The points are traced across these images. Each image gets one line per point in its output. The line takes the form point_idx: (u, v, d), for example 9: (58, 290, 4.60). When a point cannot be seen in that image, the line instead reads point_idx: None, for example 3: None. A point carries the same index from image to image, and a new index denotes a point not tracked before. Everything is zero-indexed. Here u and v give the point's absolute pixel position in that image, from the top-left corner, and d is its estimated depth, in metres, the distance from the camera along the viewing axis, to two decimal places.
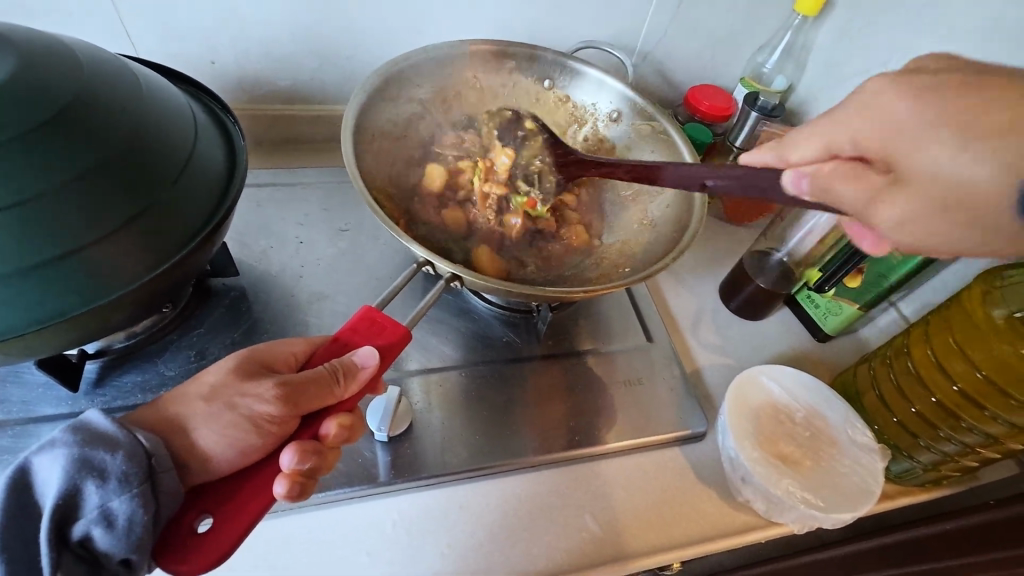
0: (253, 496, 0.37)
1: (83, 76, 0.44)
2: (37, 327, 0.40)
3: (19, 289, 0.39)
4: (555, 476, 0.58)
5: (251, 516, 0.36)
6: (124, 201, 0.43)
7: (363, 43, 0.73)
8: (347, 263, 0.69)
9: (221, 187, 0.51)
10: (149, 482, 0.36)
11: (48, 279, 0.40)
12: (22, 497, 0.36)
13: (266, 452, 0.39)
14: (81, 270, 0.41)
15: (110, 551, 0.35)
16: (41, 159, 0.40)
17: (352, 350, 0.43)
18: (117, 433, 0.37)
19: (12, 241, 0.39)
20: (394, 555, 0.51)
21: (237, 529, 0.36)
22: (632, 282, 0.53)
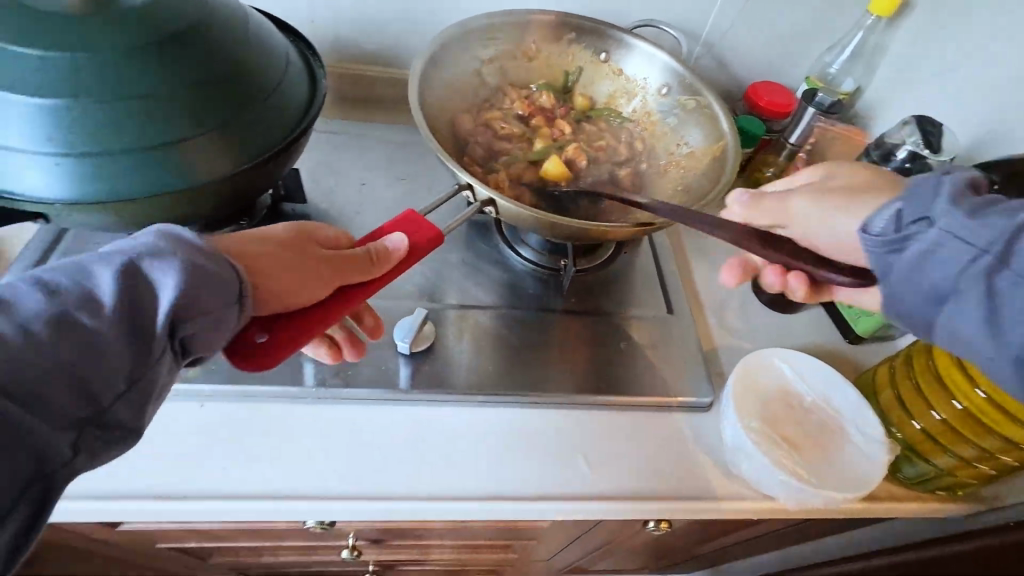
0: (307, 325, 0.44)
1: (205, 6, 0.54)
2: (142, 197, 0.49)
3: (133, 166, 0.49)
4: (555, 414, 0.62)
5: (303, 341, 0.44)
6: (221, 111, 0.52)
7: (442, 13, 0.81)
8: (400, 207, 0.77)
9: (299, 114, 0.59)
10: (233, 288, 0.40)
11: (154, 161, 0.49)
12: (128, 288, 0.37)
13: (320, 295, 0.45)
14: (180, 159, 0.51)
15: (191, 343, 0.39)
16: (163, 65, 0.49)
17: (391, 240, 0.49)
18: (193, 251, 0.39)
19: (133, 127, 0.48)
20: (402, 455, 0.57)
21: (284, 344, 0.42)
22: (656, 227, 0.57)
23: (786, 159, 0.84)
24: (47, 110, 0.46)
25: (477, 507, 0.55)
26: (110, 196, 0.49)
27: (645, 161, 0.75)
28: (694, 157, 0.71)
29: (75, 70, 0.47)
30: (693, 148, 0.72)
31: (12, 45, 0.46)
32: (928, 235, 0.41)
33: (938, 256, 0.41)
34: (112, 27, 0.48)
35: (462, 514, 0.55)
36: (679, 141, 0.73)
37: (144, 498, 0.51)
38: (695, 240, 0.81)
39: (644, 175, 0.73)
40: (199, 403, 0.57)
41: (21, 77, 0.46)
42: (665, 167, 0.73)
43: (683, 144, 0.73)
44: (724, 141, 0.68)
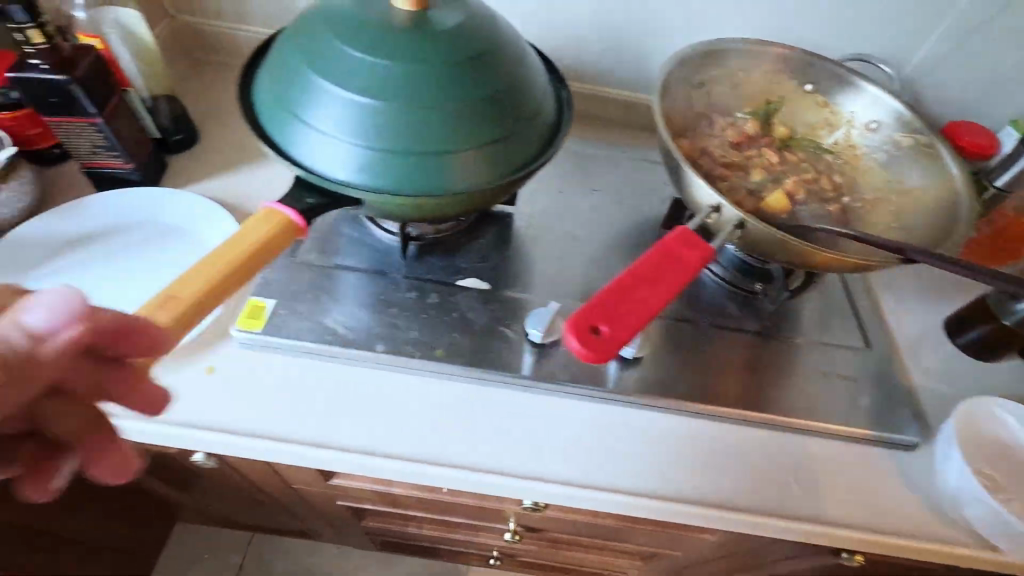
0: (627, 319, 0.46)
1: (496, 31, 0.60)
2: (413, 194, 0.58)
3: (413, 163, 0.58)
4: (754, 433, 0.65)
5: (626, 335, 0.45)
6: (490, 124, 0.59)
7: (647, 36, 0.85)
8: (595, 216, 0.81)
9: (548, 134, 0.64)
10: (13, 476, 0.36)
11: (427, 164, 0.58)
12: None
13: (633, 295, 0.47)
14: (449, 162, 0.59)
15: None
16: (453, 84, 0.57)
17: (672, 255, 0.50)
18: None
19: (421, 132, 0.57)
20: (620, 451, 0.62)
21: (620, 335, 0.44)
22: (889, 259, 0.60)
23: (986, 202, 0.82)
24: (360, 107, 0.56)
25: (685, 510, 0.59)
26: (388, 188, 0.58)
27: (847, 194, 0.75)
28: (906, 195, 0.71)
29: (390, 76, 0.56)
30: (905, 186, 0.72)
31: (347, 47, 0.56)
32: None
33: None
34: (423, 39, 0.56)
35: (673, 516, 0.59)
36: (891, 176, 0.74)
37: (404, 457, 0.58)
38: (881, 276, 0.81)
39: (849, 206, 0.73)
40: (441, 381, 0.63)
41: (349, 76, 0.56)
42: (870, 202, 0.73)
43: (895, 180, 0.73)
44: (951, 181, 0.69)
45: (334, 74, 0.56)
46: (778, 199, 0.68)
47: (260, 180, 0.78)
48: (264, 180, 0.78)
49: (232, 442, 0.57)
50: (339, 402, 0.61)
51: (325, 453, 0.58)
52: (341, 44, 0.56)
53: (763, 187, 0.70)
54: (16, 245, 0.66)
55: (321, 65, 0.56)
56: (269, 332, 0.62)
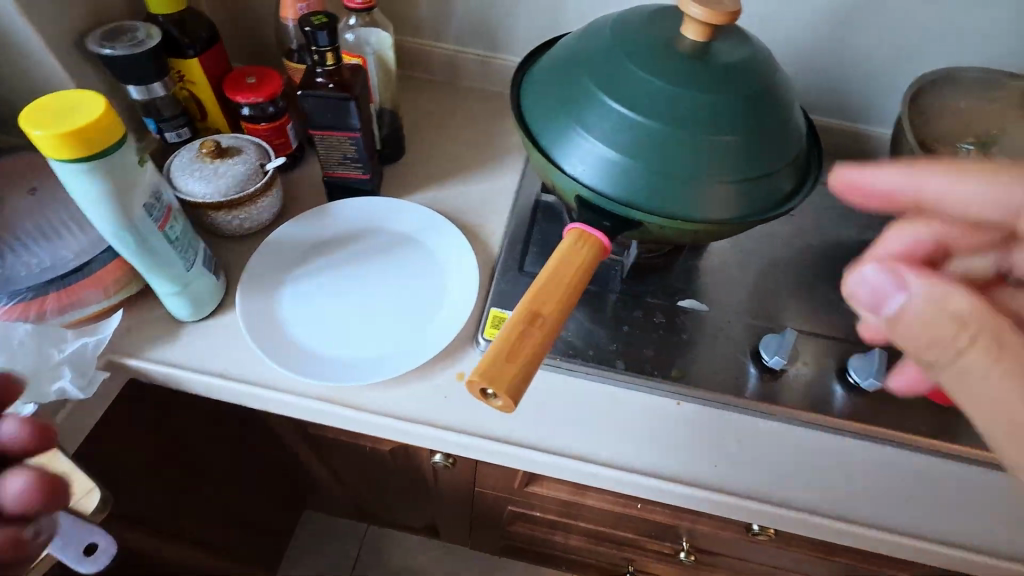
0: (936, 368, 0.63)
1: (770, 67, 0.61)
2: (681, 220, 0.58)
3: (689, 188, 0.58)
4: (992, 476, 0.63)
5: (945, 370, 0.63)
6: (762, 159, 0.59)
7: (855, 59, 0.84)
8: (796, 241, 0.81)
9: (800, 171, 0.64)
10: None
11: (699, 191, 0.58)
12: None
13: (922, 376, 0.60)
14: (724, 192, 0.58)
15: None
16: (735, 116, 0.58)
17: None
18: None
19: (701, 159, 0.57)
20: (857, 482, 0.62)
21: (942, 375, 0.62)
22: None
23: None
24: (650, 129, 0.57)
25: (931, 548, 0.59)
26: (657, 213, 0.58)
27: None
28: None
29: (682, 102, 0.57)
30: None
31: (643, 71, 0.57)
32: None
33: None
34: (714, 72, 0.58)
35: (910, 554, 0.60)
36: None
37: (650, 474, 0.60)
38: None
39: None
40: (676, 401, 0.65)
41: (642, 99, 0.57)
42: None
43: None
44: None
45: (626, 96, 0.58)
46: None
47: (472, 192, 0.81)
48: (475, 193, 0.82)
49: (494, 447, 0.60)
50: (584, 414, 0.63)
51: (578, 464, 0.60)
52: (637, 69, 0.58)
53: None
54: (277, 247, 0.71)
55: (613, 86, 0.58)
56: None
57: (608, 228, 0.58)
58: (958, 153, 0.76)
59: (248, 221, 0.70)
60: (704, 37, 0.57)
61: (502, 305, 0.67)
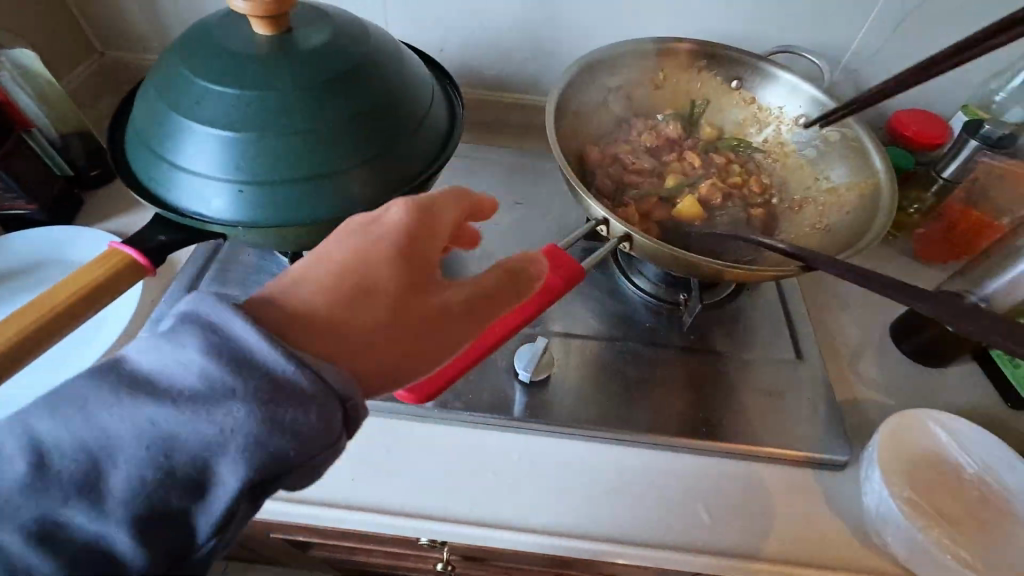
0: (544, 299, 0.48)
1: (370, 44, 0.57)
2: (305, 221, 0.54)
3: (307, 192, 0.53)
4: (675, 458, 0.60)
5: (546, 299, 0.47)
6: (380, 145, 0.56)
7: (565, 40, 0.82)
8: (516, 232, 0.78)
9: (438, 148, 0.62)
10: None
11: (316, 188, 0.54)
12: None
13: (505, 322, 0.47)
14: (348, 187, 0.55)
15: None
16: (331, 101, 0.53)
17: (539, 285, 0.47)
18: None
19: (310, 159, 0.53)
20: (514, 480, 0.57)
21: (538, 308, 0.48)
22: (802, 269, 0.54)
23: (934, 195, 0.77)
24: (239, 141, 0.51)
25: (586, 549, 0.54)
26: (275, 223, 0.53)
27: (776, 195, 0.70)
28: (836, 194, 0.66)
29: (263, 107, 0.51)
30: (835, 184, 0.67)
31: (212, 82, 0.50)
32: None
33: None
34: (292, 66, 0.52)
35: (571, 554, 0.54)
36: (818, 173, 0.69)
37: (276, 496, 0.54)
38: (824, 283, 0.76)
39: (773, 212, 0.69)
40: None
41: (217, 112, 0.50)
42: (799, 202, 0.69)
43: (824, 177, 0.68)
44: (874, 175, 0.62)
45: (201, 114, 0.50)
46: (691, 205, 0.65)
47: None
48: None
49: None
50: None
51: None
52: (205, 79, 0.51)
53: (676, 193, 0.66)
54: None
55: (186, 105, 0.51)
56: None
57: (166, 242, 0.50)
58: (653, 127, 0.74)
59: None
60: (274, 30, 0.53)
61: None
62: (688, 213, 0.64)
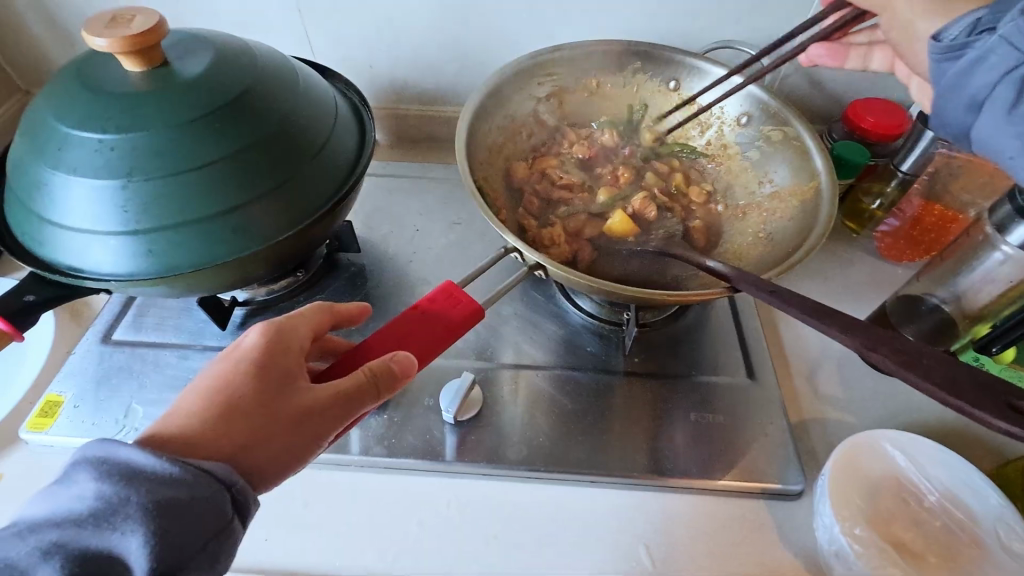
0: (433, 333, 0.43)
1: (259, 70, 0.53)
2: (194, 269, 0.49)
3: (190, 235, 0.48)
4: (615, 495, 0.55)
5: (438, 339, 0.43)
6: (271, 175, 0.51)
7: (497, 49, 0.78)
8: (454, 253, 0.74)
9: (347, 174, 0.57)
10: None
11: (205, 231, 0.48)
12: None
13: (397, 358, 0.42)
14: (238, 225, 0.50)
15: None
16: (215, 134, 0.49)
17: (431, 318, 0.44)
18: None
19: (188, 199, 0.48)
20: (442, 532, 0.53)
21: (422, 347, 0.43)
22: (731, 291, 0.49)
23: (896, 189, 0.72)
24: (105, 189, 0.46)
25: None
26: (163, 274, 0.48)
27: (719, 203, 0.67)
28: (780, 199, 0.62)
29: (130, 149, 0.46)
30: (777, 187, 0.63)
31: (77, 128, 0.47)
32: (989, 43, 0.40)
33: (991, 64, 0.41)
34: (166, 100, 0.48)
35: None
36: (762, 177, 0.65)
37: None
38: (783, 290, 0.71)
39: (717, 222, 0.65)
40: None
41: (83, 160, 0.46)
42: (743, 209, 0.65)
43: (767, 181, 0.64)
44: (816, 178, 0.58)
45: (68, 164, 0.47)
46: (622, 222, 0.61)
47: None
48: None
49: None
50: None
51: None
52: (70, 126, 0.47)
53: (609, 210, 0.63)
54: None
55: (52, 155, 0.47)
56: (60, 430, 0.57)
57: (32, 302, 0.48)
58: (589, 138, 0.70)
59: None
60: (144, 64, 0.49)
61: (62, 386, 0.60)
62: (619, 229, 0.61)
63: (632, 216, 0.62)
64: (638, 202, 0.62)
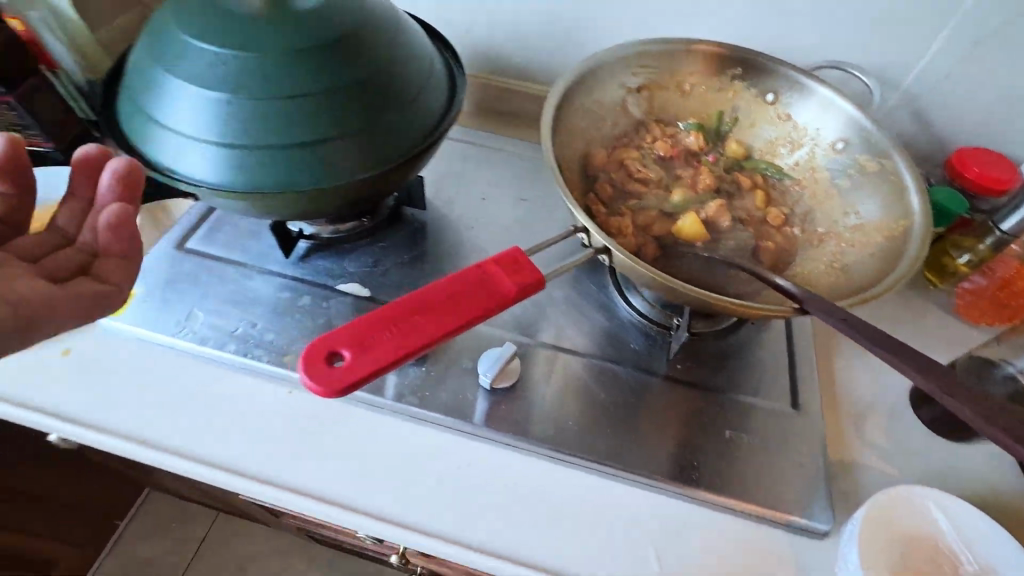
0: (486, 295, 0.42)
1: (370, 12, 0.55)
2: (277, 190, 0.51)
3: (283, 158, 0.51)
4: (632, 493, 0.55)
5: (491, 300, 0.42)
6: (362, 115, 0.53)
7: (596, 34, 0.77)
8: (516, 228, 0.74)
9: (431, 127, 0.58)
10: None
11: (296, 157, 0.51)
12: None
13: (451, 311, 0.41)
14: (325, 157, 0.52)
15: None
16: (320, 65, 0.51)
17: (490, 280, 0.43)
18: None
19: (286, 126, 0.50)
20: (459, 489, 0.54)
21: (474, 305, 0.41)
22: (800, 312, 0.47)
23: (989, 248, 0.67)
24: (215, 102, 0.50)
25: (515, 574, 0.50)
26: (247, 188, 0.51)
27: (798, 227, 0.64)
28: (863, 232, 0.60)
29: (246, 69, 0.49)
30: (863, 220, 0.61)
31: (196, 37, 0.50)
32: None
33: None
34: (282, 25, 0.50)
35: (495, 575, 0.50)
36: (847, 207, 0.63)
37: (211, 463, 0.53)
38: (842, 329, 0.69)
39: (793, 243, 0.62)
40: (288, 390, 0.59)
41: (197, 68, 0.49)
42: (822, 236, 0.62)
43: (852, 213, 0.62)
44: (910, 218, 0.56)
45: (184, 70, 0.50)
46: (692, 224, 0.59)
47: None
48: None
49: (55, 427, 0.55)
50: (172, 400, 0.57)
51: (141, 452, 0.53)
52: (192, 35, 0.50)
53: (681, 210, 0.61)
54: None
55: (169, 58, 0.50)
56: (129, 319, 0.61)
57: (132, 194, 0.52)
58: (673, 136, 0.69)
59: None
60: None
61: (135, 280, 0.64)
62: (689, 232, 0.59)
63: (705, 221, 0.61)
64: (716, 209, 0.60)
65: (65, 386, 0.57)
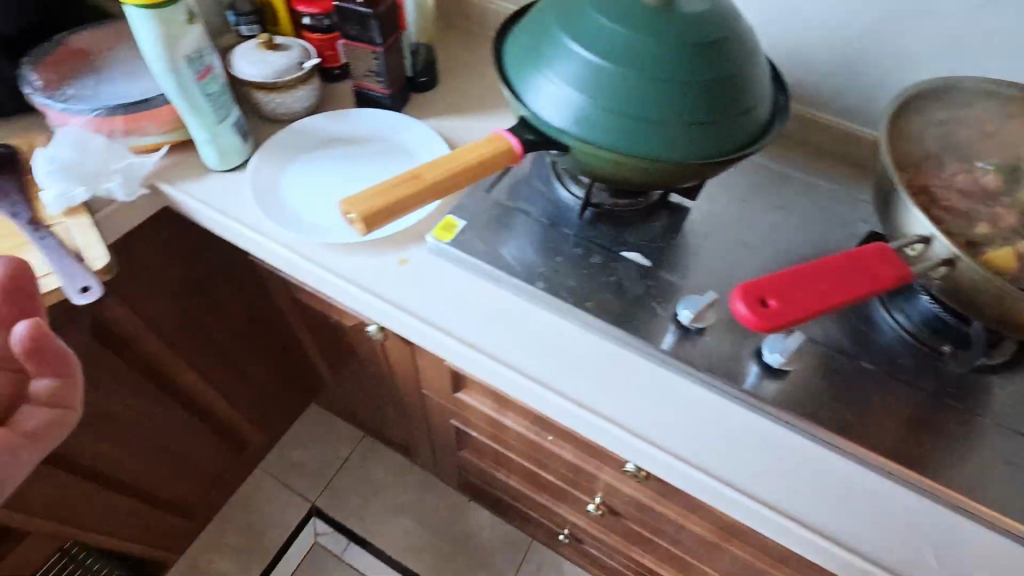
0: (872, 279, 0.56)
1: (740, 22, 0.63)
2: (640, 157, 0.60)
3: (634, 130, 0.59)
4: (886, 484, 0.62)
5: (876, 282, 0.56)
6: (721, 108, 0.60)
7: (887, 63, 0.80)
8: (777, 232, 0.79)
9: (761, 129, 0.65)
10: None
11: (662, 133, 0.59)
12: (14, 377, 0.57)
13: (845, 283, 0.56)
14: (685, 138, 0.60)
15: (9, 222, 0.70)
16: (702, 60, 0.59)
17: (870, 268, 0.56)
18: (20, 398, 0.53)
19: (642, 99, 0.59)
20: (732, 441, 0.64)
21: (865, 282, 0.56)
22: None
23: None
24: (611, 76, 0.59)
25: (777, 520, 0.61)
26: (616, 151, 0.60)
27: None
28: None
29: (642, 53, 0.58)
30: None
31: (609, 20, 0.60)
32: None
33: None
34: (679, 21, 0.59)
35: (762, 520, 0.61)
36: None
37: (531, 375, 0.66)
38: None
39: None
40: (584, 329, 0.69)
41: (604, 46, 0.59)
42: None
43: None
44: None
45: (592, 45, 0.59)
46: (1006, 257, 0.61)
47: (477, 129, 0.89)
48: (476, 129, 0.89)
49: (407, 321, 0.69)
50: (495, 319, 0.70)
51: (479, 357, 0.67)
52: (605, 18, 0.60)
53: (986, 244, 0.63)
54: (294, 132, 0.84)
55: (580, 33, 0.60)
56: (457, 246, 0.72)
57: (528, 138, 0.61)
58: (970, 172, 0.71)
59: (282, 107, 0.84)
60: None
61: (456, 214, 0.75)
62: (1000, 263, 0.61)
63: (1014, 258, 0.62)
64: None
65: (407, 288, 0.70)
